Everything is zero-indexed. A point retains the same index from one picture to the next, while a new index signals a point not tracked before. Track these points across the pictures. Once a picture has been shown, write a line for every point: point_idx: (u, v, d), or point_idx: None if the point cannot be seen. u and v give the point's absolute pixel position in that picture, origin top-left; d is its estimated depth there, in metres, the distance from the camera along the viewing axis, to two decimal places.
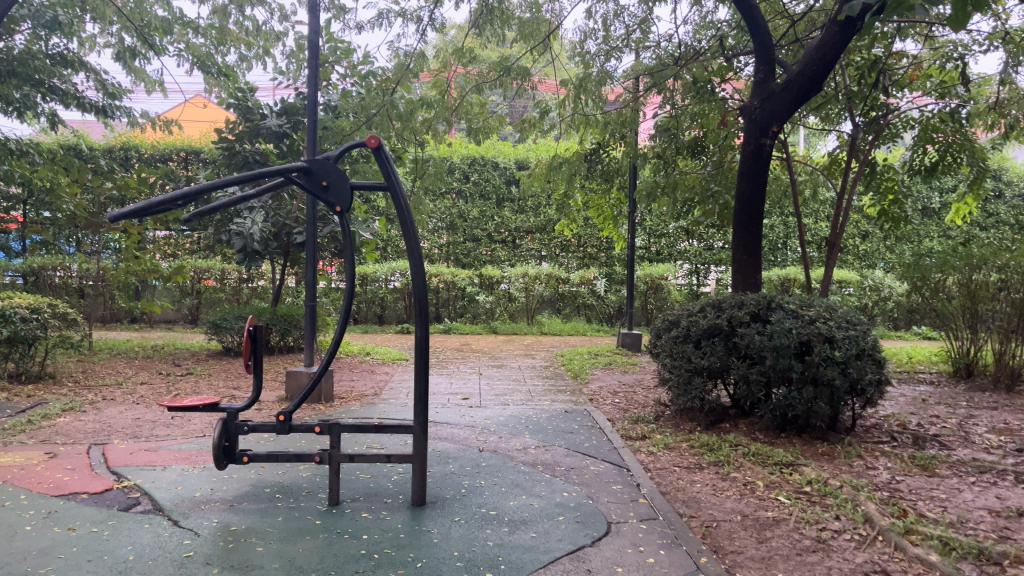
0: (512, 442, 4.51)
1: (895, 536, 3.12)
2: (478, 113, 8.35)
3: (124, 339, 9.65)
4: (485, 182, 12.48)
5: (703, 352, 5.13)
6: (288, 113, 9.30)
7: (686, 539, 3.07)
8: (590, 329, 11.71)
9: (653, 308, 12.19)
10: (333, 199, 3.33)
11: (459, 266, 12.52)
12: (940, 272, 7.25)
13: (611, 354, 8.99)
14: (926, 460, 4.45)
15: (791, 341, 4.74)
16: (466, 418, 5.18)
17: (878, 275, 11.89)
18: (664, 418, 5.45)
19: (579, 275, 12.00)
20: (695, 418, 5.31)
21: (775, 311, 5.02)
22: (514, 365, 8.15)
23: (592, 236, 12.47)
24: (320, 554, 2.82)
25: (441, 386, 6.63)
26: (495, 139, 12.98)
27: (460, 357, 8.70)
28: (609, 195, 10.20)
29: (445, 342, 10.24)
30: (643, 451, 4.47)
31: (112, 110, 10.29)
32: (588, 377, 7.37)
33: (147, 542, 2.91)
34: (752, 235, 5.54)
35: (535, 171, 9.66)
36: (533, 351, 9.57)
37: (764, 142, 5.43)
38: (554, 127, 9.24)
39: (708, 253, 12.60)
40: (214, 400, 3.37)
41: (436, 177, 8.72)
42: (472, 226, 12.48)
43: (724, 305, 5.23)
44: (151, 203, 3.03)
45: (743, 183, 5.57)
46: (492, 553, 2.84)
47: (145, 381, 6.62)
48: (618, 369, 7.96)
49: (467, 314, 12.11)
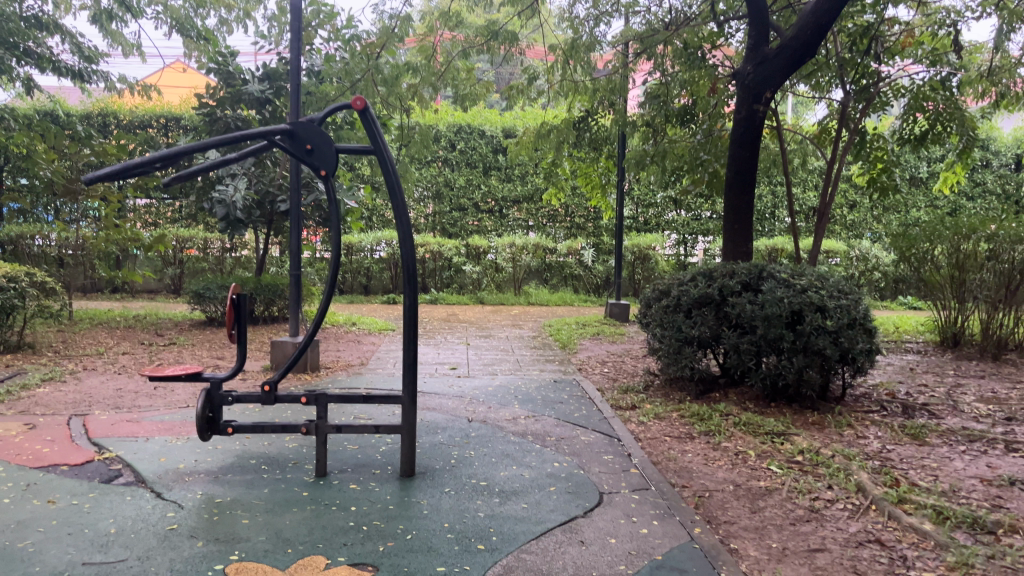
0: (501, 412, 4.46)
1: (889, 505, 3.11)
2: (465, 78, 8.21)
3: (105, 309, 9.50)
4: (472, 151, 12.34)
5: (694, 321, 5.08)
6: (271, 79, 9.08)
7: (679, 509, 3.04)
8: (578, 299, 11.67)
9: (640, 279, 12.15)
10: (318, 163, 3.22)
11: (445, 236, 12.41)
12: (929, 242, 7.24)
13: (599, 324, 8.95)
14: (917, 429, 4.45)
15: (783, 310, 4.70)
16: (455, 388, 5.13)
17: (865, 245, 11.90)
18: (653, 387, 5.42)
19: (567, 245, 11.93)
20: (685, 388, 5.28)
21: (767, 280, 4.98)
22: (502, 335, 8.10)
23: (580, 206, 12.38)
24: (307, 526, 2.76)
25: (429, 356, 6.57)
26: (481, 106, 12.80)
27: (447, 328, 8.64)
28: (597, 165, 10.10)
29: (432, 313, 10.16)
30: (634, 421, 4.44)
31: (89, 75, 10.04)
32: (576, 347, 7.34)
33: (128, 515, 2.83)
34: (743, 202, 5.47)
35: (523, 139, 9.53)
36: (521, 322, 9.52)
37: (757, 107, 5.35)
38: (542, 94, 9.10)
39: (695, 223, 12.55)
40: (197, 370, 3.28)
41: (423, 144, 8.58)
42: (459, 195, 12.35)
43: (715, 274, 5.17)
44: (129, 165, 2.91)
45: (735, 150, 5.50)
46: (483, 524, 2.79)
47: (128, 351, 6.50)
48: (606, 339, 7.93)
49: (454, 284, 11.97)
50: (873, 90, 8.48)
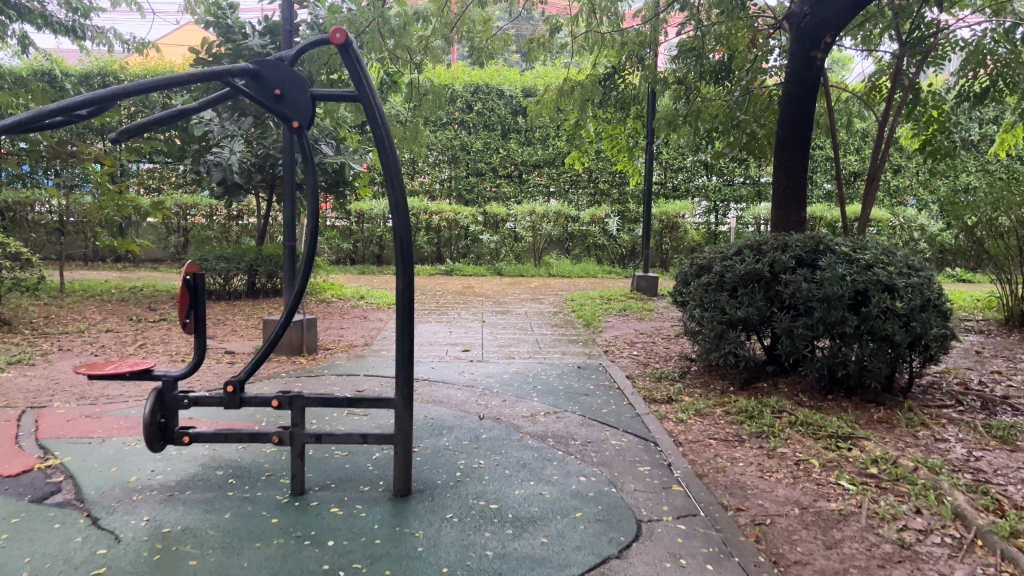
0: (517, 408, 3.86)
1: (1001, 543, 2.49)
2: (481, 31, 7.55)
3: (102, 280, 8.98)
4: (489, 112, 11.64)
5: (739, 301, 4.43)
6: (272, 33, 8.42)
7: (738, 547, 2.43)
8: (602, 271, 11.01)
9: (667, 249, 11.47)
10: (288, 112, 2.60)
11: (461, 203, 11.77)
12: (997, 210, 6.48)
13: (625, 299, 8.32)
14: (1005, 431, 3.80)
15: (845, 290, 4.05)
16: (466, 376, 4.53)
17: (909, 214, 11.11)
18: (690, 375, 4.79)
19: (590, 214, 11.25)
20: (727, 377, 4.64)
21: (824, 255, 4.32)
22: (521, 310, 7.50)
23: (604, 171, 11.66)
24: (269, 571, 2.18)
25: (440, 336, 5.98)
26: (500, 65, 12.06)
27: (462, 302, 8.05)
28: (623, 126, 9.38)
29: (448, 285, 9.58)
30: (672, 420, 3.82)
31: (83, 31, 9.44)
32: (601, 325, 6.73)
33: (49, 552, 2.26)
34: (795, 162, 4.75)
35: (543, 98, 8.83)
36: (541, 295, 8.91)
37: (815, 55, 4.63)
38: (565, 48, 8.38)
39: (727, 189, 11.80)
40: (145, 366, 2.69)
41: (435, 103, 7.93)
42: (476, 159, 11.68)
43: (765, 247, 4.50)
44: (42, 112, 2.30)
45: (786, 102, 4.78)
46: (491, 570, 2.20)
47: (112, 328, 5.96)
48: (633, 315, 7.29)
49: (471, 254, 11.45)
50: (930, 42, 7.69)
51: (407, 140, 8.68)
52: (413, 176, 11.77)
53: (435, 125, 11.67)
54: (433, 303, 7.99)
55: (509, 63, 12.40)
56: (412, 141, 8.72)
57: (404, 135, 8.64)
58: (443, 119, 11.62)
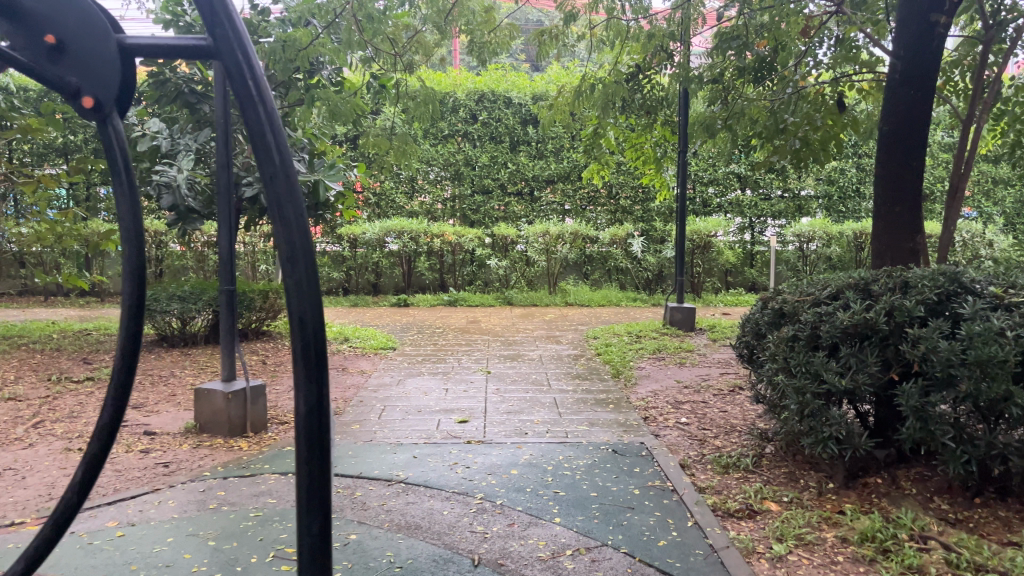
0: (530, 542, 2.57)
1: None
2: (481, 23, 6.32)
3: (48, 322, 7.75)
4: (496, 123, 10.42)
5: (843, 366, 3.10)
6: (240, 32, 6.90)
7: None
8: (625, 298, 9.73)
9: (698, 271, 10.19)
10: (73, 76, 1.33)
11: (466, 225, 10.53)
12: None
13: (658, 335, 7.04)
14: None
15: (1009, 353, 2.73)
16: (459, 473, 3.24)
17: (974, 228, 9.78)
18: (769, 464, 3.47)
19: (610, 234, 10.00)
20: (821, 467, 3.33)
21: (967, 300, 3.00)
22: (534, 354, 6.23)
23: (626, 185, 10.38)
24: None
25: (431, 399, 4.70)
26: (507, 68, 10.82)
27: (464, 343, 6.80)
28: (649, 133, 8.13)
29: (450, 319, 8.33)
30: (763, 560, 2.51)
31: None
32: (634, 375, 5.45)
33: None
34: (909, 168, 3.45)
35: (556, 100, 7.60)
36: (557, 331, 7.65)
37: (936, 18, 3.40)
38: (579, 43, 7.14)
39: (764, 203, 10.51)
40: None
41: (429, 110, 6.73)
42: (481, 175, 10.44)
43: (877, 289, 3.19)
44: None
45: (895, 89, 3.51)
46: None
47: (18, 395, 4.71)
48: (671, 361, 6.00)
49: (477, 280, 10.27)
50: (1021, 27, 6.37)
51: (399, 154, 7.47)
52: (413, 196, 10.55)
53: (435, 137, 10.47)
54: (431, 344, 6.73)
55: (518, 67, 11.20)
56: (406, 156, 7.49)
57: (395, 149, 7.42)
58: (445, 131, 10.42)
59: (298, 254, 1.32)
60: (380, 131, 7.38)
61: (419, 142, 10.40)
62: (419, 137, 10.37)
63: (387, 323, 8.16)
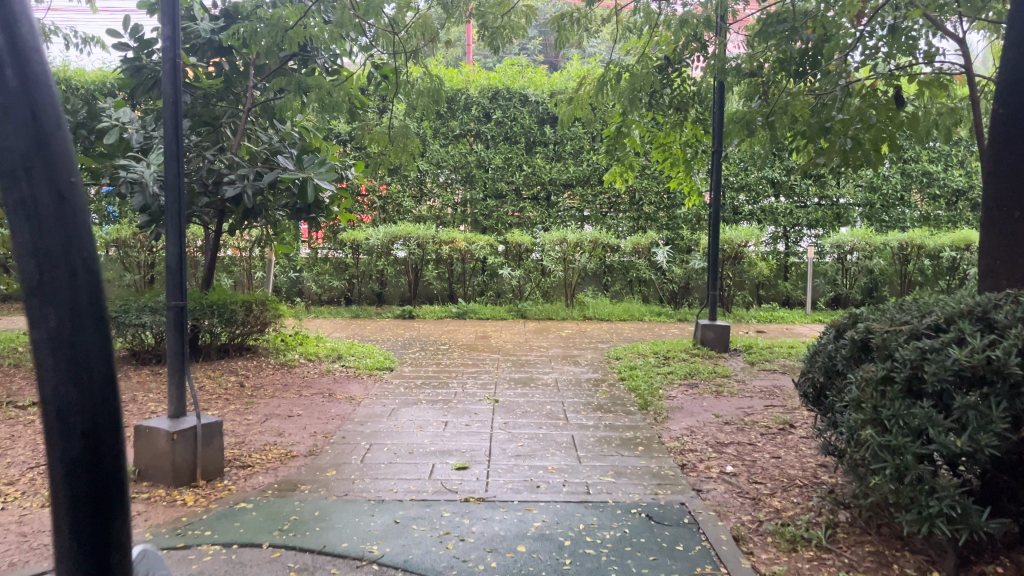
0: None
1: None
2: (495, 4, 5.63)
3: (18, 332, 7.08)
4: (511, 122, 9.72)
5: (956, 421, 2.34)
6: (230, 14, 6.18)
7: None
8: (648, 312, 8.99)
9: (727, 284, 9.43)
10: None
11: (477, 231, 9.82)
12: None
13: (688, 357, 6.29)
14: None
15: None
16: (451, 551, 2.52)
17: None
18: (848, 540, 2.72)
19: (633, 242, 9.25)
20: (920, 550, 2.57)
21: None
22: (549, 378, 5.49)
23: (649, 190, 9.63)
24: None
25: (427, 436, 3.97)
26: (524, 64, 10.13)
27: (471, 363, 6.08)
28: (678, 131, 7.39)
29: (457, 334, 7.61)
30: None
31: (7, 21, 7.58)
32: (664, 407, 4.69)
33: None
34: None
35: (577, 94, 6.87)
36: (575, 349, 6.91)
37: None
38: (603, 29, 6.41)
39: (800, 211, 9.73)
40: None
41: (435, 102, 6.03)
42: (494, 178, 9.74)
43: (1001, 320, 2.43)
44: None
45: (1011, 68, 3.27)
46: None
47: None
48: (705, 389, 5.24)
49: (488, 291, 9.57)
50: None
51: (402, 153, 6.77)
52: (421, 200, 9.85)
53: (446, 137, 9.79)
54: (433, 364, 6.01)
55: (535, 64, 10.50)
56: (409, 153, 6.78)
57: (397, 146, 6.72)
58: (456, 130, 9.73)
59: (70, 242, 1.27)
60: (380, 126, 6.68)
61: (428, 142, 9.72)
62: (429, 137, 9.68)
63: (388, 338, 7.46)
